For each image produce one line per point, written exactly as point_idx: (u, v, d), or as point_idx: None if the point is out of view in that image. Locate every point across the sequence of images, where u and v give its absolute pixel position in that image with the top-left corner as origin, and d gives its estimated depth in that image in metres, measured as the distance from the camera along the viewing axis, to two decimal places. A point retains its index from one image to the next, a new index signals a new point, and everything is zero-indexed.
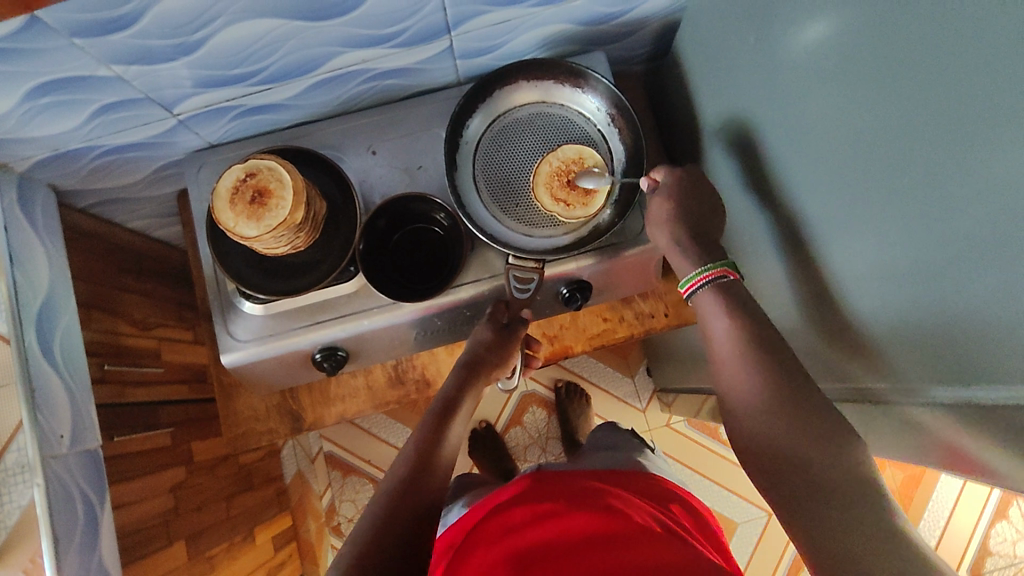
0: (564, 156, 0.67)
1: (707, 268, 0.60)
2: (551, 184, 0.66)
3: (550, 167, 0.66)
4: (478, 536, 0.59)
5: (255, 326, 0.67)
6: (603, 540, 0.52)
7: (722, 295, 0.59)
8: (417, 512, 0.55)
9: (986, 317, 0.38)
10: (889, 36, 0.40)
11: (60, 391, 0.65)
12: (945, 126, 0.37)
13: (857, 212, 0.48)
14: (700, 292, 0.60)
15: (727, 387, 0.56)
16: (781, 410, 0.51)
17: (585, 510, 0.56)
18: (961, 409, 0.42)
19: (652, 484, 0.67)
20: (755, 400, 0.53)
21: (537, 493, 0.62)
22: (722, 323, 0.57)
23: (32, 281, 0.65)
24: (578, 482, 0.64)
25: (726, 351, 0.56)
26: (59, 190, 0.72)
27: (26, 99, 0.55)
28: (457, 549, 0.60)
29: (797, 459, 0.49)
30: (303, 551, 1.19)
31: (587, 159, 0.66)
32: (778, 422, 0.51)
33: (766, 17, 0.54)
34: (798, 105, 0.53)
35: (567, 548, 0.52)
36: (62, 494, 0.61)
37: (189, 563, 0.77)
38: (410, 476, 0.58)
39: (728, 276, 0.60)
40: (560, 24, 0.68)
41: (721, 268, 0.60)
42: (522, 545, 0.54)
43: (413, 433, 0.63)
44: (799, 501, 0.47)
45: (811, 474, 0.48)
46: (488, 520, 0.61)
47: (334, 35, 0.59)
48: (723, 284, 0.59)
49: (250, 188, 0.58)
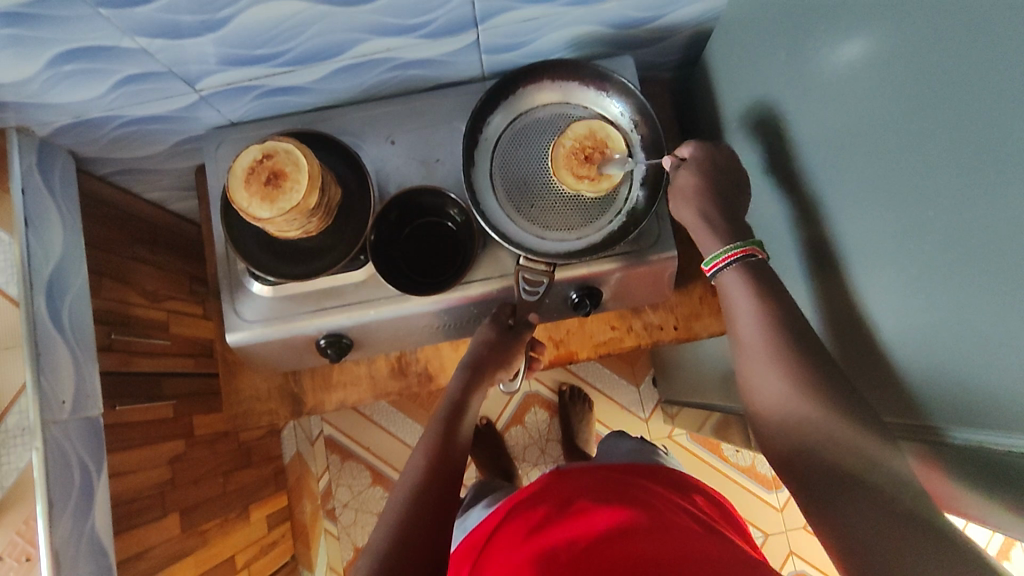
0: (575, 134, 0.64)
1: (734, 246, 0.57)
2: (572, 165, 0.63)
3: (566, 148, 0.63)
4: (494, 547, 0.58)
5: (261, 307, 0.67)
6: (615, 533, 0.51)
7: (748, 272, 0.56)
8: (431, 514, 0.54)
9: (1008, 363, 0.36)
10: (924, 63, 0.39)
11: (65, 358, 0.65)
12: (978, 161, 0.36)
13: (881, 239, 0.46)
14: (725, 272, 0.57)
15: (747, 369, 0.54)
16: (812, 401, 0.49)
17: (585, 511, 0.55)
18: (975, 456, 0.41)
19: (670, 474, 0.66)
20: (782, 385, 0.51)
21: (544, 497, 0.61)
22: (749, 305, 0.54)
23: (46, 245, 0.65)
24: (585, 479, 0.62)
25: (751, 330, 0.54)
26: (79, 156, 0.73)
27: (49, 66, 0.55)
28: (474, 563, 0.59)
29: (828, 458, 0.47)
30: (296, 531, 1.24)
31: (599, 131, 0.64)
32: (811, 416, 0.48)
33: (800, 33, 0.52)
34: (828, 125, 0.51)
35: (569, 547, 0.51)
36: (61, 460, 0.61)
37: (181, 536, 0.77)
38: (423, 481, 0.57)
39: (755, 255, 0.57)
40: (589, 25, 0.67)
41: (749, 247, 0.57)
42: (541, 546, 0.53)
43: (422, 439, 0.63)
44: (826, 499, 0.45)
45: (842, 474, 0.45)
46: (500, 530, 0.60)
47: (360, 21, 0.58)
48: (751, 262, 0.56)
49: (265, 169, 0.58)
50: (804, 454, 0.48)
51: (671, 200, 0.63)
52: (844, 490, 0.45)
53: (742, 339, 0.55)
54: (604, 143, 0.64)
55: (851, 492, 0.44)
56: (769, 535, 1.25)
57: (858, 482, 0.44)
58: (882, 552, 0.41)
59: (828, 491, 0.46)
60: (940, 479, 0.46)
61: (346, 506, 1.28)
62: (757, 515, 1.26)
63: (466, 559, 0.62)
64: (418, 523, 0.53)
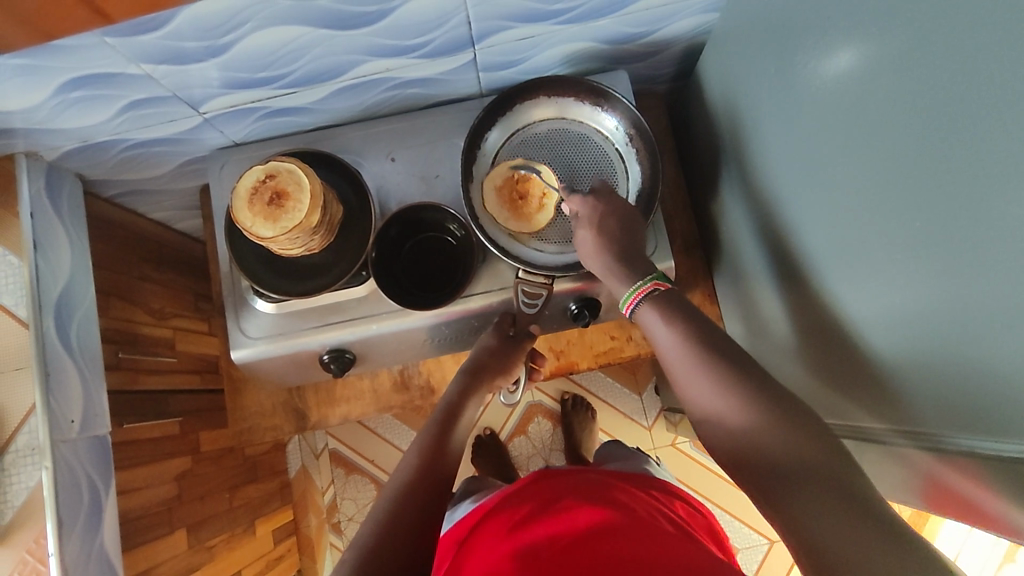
0: (496, 203, 0.66)
1: (639, 285, 0.58)
2: (528, 208, 0.67)
3: (507, 213, 0.66)
4: (478, 542, 0.59)
5: (266, 324, 0.68)
6: (593, 535, 0.51)
7: (656, 304, 0.57)
8: (418, 510, 0.54)
9: (995, 370, 0.37)
10: (909, 80, 0.40)
11: (73, 376, 0.66)
12: (958, 178, 0.37)
13: (869, 251, 0.47)
14: (641, 307, 0.58)
15: (684, 385, 0.53)
16: (743, 399, 0.48)
17: (568, 511, 0.56)
18: (969, 459, 0.41)
19: (648, 481, 0.66)
20: (711, 391, 0.50)
21: (530, 496, 0.61)
22: (666, 333, 0.55)
23: (53, 266, 0.66)
24: (573, 479, 0.63)
25: (674, 352, 0.54)
26: (86, 179, 0.74)
27: (57, 93, 0.57)
28: (457, 554, 0.60)
29: (766, 458, 0.44)
30: (302, 545, 1.20)
31: (490, 203, 0.67)
32: (741, 418, 0.47)
33: (789, 48, 0.53)
34: (814, 139, 0.52)
35: (552, 543, 0.52)
36: (68, 478, 0.62)
37: (189, 551, 0.78)
38: (415, 475, 0.57)
39: (660, 288, 0.58)
40: (584, 42, 0.68)
41: (652, 282, 0.59)
42: (526, 541, 0.53)
43: (415, 436, 0.63)
44: (771, 496, 0.42)
45: (779, 470, 0.43)
46: (483, 526, 0.61)
47: (359, 43, 0.59)
48: (658, 295, 0.58)
49: (269, 189, 0.59)
50: (746, 458, 0.46)
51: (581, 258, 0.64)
52: (785, 484, 0.42)
53: (672, 363, 0.54)
54: (501, 179, 0.67)
55: (791, 484, 0.42)
56: (775, 542, 1.25)
57: (799, 472, 0.42)
58: (828, 537, 0.38)
59: (777, 489, 0.42)
60: (950, 486, 0.45)
61: (351, 519, 1.29)
62: (762, 522, 1.26)
63: (450, 553, 0.63)
64: (402, 519, 0.53)
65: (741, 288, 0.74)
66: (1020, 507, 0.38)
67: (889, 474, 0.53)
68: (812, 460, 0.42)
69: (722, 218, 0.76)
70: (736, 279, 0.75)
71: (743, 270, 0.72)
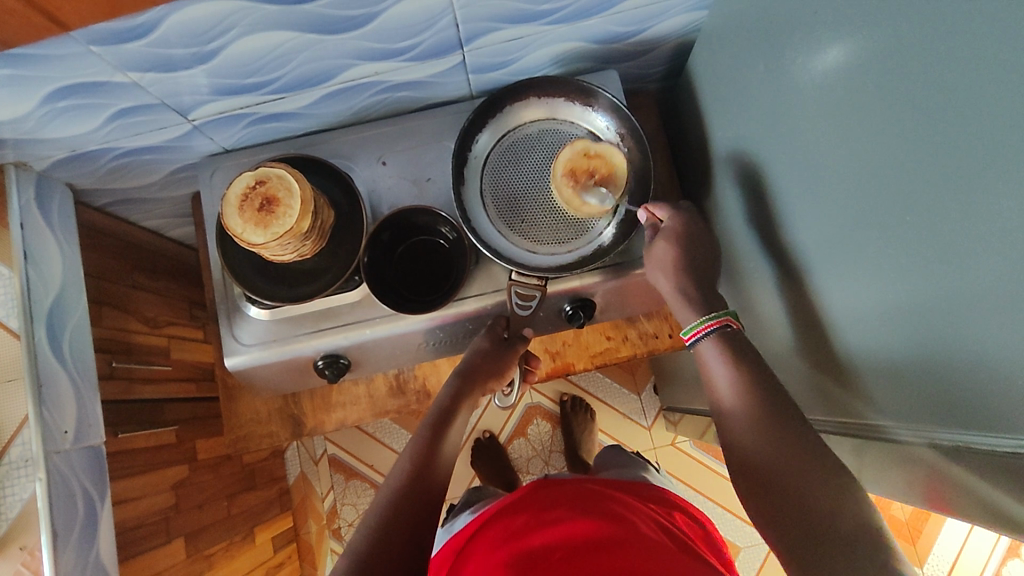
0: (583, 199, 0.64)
1: (710, 317, 0.59)
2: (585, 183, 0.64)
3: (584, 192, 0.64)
4: (473, 551, 0.59)
5: (259, 331, 0.68)
6: (591, 546, 0.51)
7: (724, 342, 0.57)
8: (416, 519, 0.54)
9: (986, 365, 0.37)
10: (896, 75, 0.40)
11: (65, 385, 0.65)
12: (946, 170, 0.37)
13: (858, 247, 0.47)
14: (703, 342, 0.58)
15: (721, 395, 0.55)
16: (779, 439, 0.49)
17: (564, 520, 0.56)
18: (962, 455, 0.40)
19: (650, 491, 0.66)
20: (749, 429, 0.52)
21: (525, 505, 0.61)
22: (721, 367, 0.56)
23: (44, 276, 0.66)
24: (568, 488, 0.63)
25: (724, 379, 0.55)
26: (76, 188, 0.74)
27: (45, 103, 0.57)
28: (454, 563, 0.60)
29: (798, 500, 0.46)
30: (303, 553, 1.19)
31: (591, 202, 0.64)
32: (775, 453, 0.49)
33: (777, 44, 0.53)
34: (804, 135, 0.52)
35: (549, 553, 0.52)
36: (63, 490, 0.62)
37: (187, 561, 0.77)
38: (407, 482, 0.57)
39: (730, 325, 0.58)
40: (572, 42, 0.68)
41: (723, 317, 0.59)
42: (522, 550, 0.53)
43: (410, 439, 0.63)
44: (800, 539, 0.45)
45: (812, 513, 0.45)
46: (479, 535, 0.61)
47: (347, 47, 0.59)
48: (727, 331, 0.58)
49: (259, 196, 0.58)
50: (777, 494, 0.47)
51: (646, 266, 0.65)
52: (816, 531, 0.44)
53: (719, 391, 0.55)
54: (569, 189, 0.64)
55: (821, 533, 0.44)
56: None
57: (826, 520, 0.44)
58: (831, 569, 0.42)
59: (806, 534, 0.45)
60: (936, 486, 0.45)
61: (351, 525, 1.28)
62: None
63: (445, 563, 0.63)
64: (397, 527, 0.53)
65: (737, 286, 0.73)
66: (1002, 494, 0.38)
67: (876, 472, 0.53)
68: (837, 513, 0.44)
69: (716, 216, 0.76)
70: (731, 277, 0.75)
71: (738, 268, 0.72)
